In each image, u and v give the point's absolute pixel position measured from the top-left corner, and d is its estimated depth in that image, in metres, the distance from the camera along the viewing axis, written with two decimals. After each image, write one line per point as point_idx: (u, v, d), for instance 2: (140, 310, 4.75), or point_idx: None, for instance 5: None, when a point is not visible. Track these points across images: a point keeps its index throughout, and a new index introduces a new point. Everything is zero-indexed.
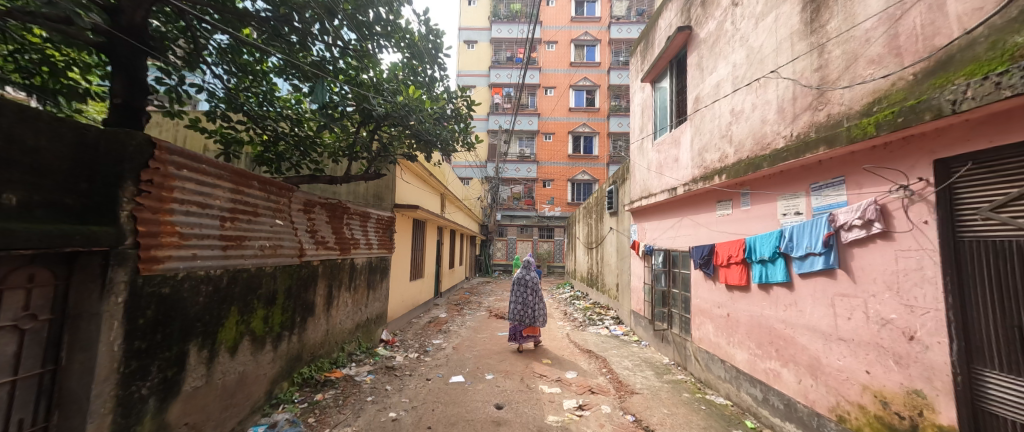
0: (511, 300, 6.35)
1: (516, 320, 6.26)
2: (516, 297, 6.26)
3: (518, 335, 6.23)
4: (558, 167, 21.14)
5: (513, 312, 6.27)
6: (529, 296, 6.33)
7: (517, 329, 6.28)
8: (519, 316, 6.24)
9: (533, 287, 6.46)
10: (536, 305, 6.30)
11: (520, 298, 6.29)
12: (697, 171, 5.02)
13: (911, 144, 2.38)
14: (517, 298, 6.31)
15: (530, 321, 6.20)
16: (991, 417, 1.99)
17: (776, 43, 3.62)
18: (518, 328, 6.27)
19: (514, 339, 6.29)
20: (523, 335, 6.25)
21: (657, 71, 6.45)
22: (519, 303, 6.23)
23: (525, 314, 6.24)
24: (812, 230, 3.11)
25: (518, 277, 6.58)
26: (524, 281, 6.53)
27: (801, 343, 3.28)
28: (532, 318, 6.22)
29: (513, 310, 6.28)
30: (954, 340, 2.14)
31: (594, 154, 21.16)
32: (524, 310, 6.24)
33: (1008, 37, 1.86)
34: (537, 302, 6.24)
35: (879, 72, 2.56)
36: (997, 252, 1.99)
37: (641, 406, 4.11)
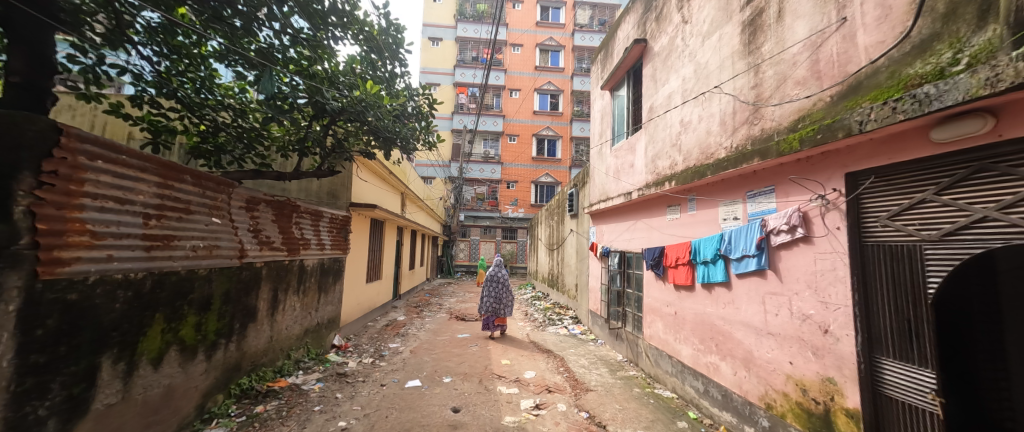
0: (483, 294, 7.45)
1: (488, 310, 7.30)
2: (489, 290, 7.24)
3: (490, 324, 7.24)
4: (521, 169, 21.30)
5: (486, 304, 7.30)
6: (500, 290, 7.35)
7: (490, 319, 7.23)
8: (491, 307, 7.27)
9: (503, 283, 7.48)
10: (506, 298, 7.33)
11: (491, 291, 7.34)
12: (650, 177, 5.31)
13: (828, 158, 2.68)
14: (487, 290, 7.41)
15: (500, 312, 7.20)
16: (887, 399, 2.28)
17: (719, 60, 3.92)
18: (490, 318, 7.25)
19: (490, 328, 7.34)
20: (495, 324, 7.22)
21: (616, 80, 6.74)
22: (492, 296, 7.21)
23: (496, 306, 7.27)
24: (747, 234, 3.39)
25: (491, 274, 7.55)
26: (495, 277, 7.51)
27: (737, 338, 3.56)
28: (501, 310, 7.23)
29: (485, 301, 7.34)
30: (859, 332, 2.43)
31: (557, 157, 21.56)
32: (496, 302, 7.26)
33: (903, 68, 2.16)
34: (506, 295, 7.25)
35: (804, 93, 2.85)
36: (893, 255, 2.28)
37: (595, 403, 4.25)
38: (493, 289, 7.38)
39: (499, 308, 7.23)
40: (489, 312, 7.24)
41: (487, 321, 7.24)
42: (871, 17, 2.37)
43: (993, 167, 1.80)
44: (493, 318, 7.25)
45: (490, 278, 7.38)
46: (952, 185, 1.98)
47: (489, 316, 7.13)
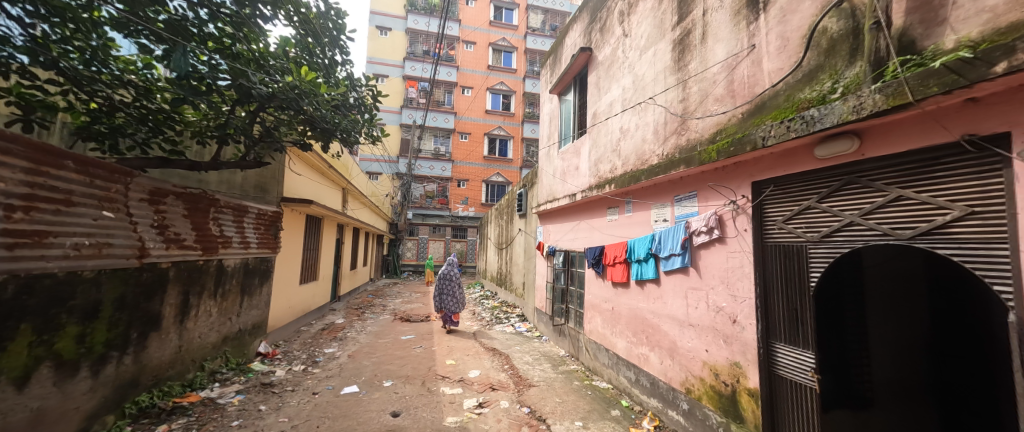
0: (435, 292, 7.84)
1: (442, 307, 7.76)
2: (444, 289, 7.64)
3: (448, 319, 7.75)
4: (472, 168, 21.12)
5: (441, 301, 7.73)
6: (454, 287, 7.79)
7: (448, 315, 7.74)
8: (446, 303, 7.75)
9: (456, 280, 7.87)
10: (459, 294, 7.84)
11: (444, 289, 7.79)
12: (593, 180, 5.58)
13: (739, 168, 3.02)
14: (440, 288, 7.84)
15: (453, 307, 7.72)
16: (779, 378, 2.64)
17: (654, 74, 4.23)
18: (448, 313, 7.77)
19: (447, 322, 7.84)
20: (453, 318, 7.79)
21: (563, 85, 6.97)
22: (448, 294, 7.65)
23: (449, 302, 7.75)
24: (674, 234, 3.71)
25: (444, 272, 7.85)
26: (447, 275, 7.86)
27: (664, 330, 3.88)
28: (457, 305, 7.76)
29: (439, 299, 7.76)
30: (759, 321, 2.77)
31: (508, 157, 21.71)
32: (449, 298, 7.75)
33: (795, 93, 2.50)
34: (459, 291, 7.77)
35: (721, 109, 3.19)
36: (786, 253, 2.63)
37: (536, 397, 4.37)
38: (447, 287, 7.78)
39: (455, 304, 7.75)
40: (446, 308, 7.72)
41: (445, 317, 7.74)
42: (773, 45, 2.71)
43: (857, 181, 2.15)
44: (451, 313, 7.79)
45: (444, 277, 7.70)
46: (828, 196, 2.33)
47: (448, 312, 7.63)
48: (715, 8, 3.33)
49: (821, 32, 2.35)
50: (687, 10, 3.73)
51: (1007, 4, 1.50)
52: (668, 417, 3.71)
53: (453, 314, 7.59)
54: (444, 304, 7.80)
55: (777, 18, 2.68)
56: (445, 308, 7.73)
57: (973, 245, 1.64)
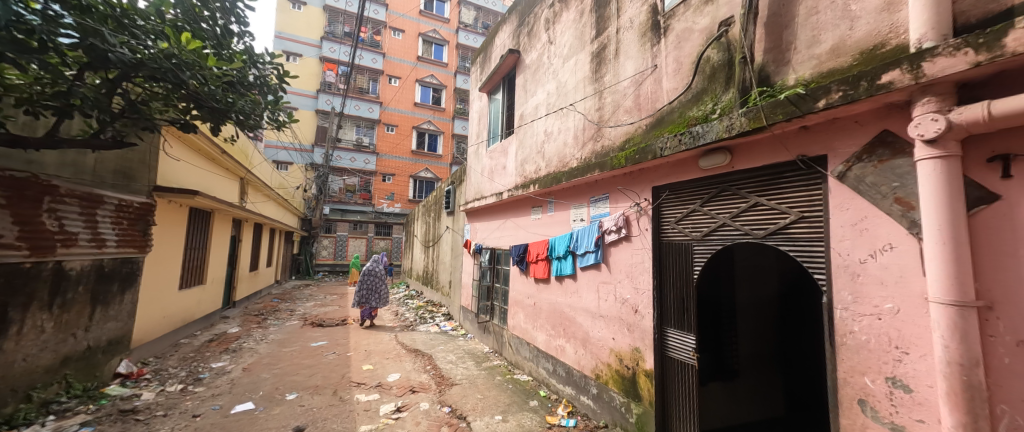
0: (358, 288, 8.10)
1: (362, 301, 7.99)
2: (366, 283, 8.00)
3: (366, 314, 7.97)
4: (398, 162, 19.99)
5: (361, 295, 8.00)
6: (376, 282, 8.19)
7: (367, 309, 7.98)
8: (366, 298, 8.03)
9: (379, 276, 8.32)
10: (381, 290, 8.27)
11: (368, 284, 8.09)
12: (518, 179, 5.73)
13: (642, 174, 3.37)
14: (363, 284, 8.08)
15: (374, 302, 8.02)
16: (669, 358, 3.02)
17: (574, 82, 4.49)
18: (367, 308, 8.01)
19: (364, 318, 8.00)
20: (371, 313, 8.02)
21: (492, 84, 7.03)
22: (369, 288, 8.00)
23: (370, 297, 8.05)
24: (588, 233, 3.99)
25: (368, 269, 8.30)
26: (372, 271, 8.32)
27: (578, 322, 4.17)
28: (378, 300, 8.09)
29: (361, 294, 8.03)
30: (655, 309, 3.14)
31: (437, 153, 21.16)
32: (372, 294, 8.08)
33: (685, 111, 2.88)
34: (381, 286, 8.15)
35: (629, 119, 3.52)
36: (677, 250, 3.00)
37: (458, 396, 4.35)
38: (369, 282, 8.16)
39: (375, 298, 8.07)
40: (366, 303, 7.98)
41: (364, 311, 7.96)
42: (671, 67, 3.08)
43: (728, 188, 2.55)
44: (369, 308, 8.03)
45: (367, 272, 8.13)
46: (709, 201, 2.73)
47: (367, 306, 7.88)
48: (627, 27, 3.65)
49: (706, 60, 2.74)
50: (604, 26, 4.02)
51: (827, 54, 1.92)
52: (580, 402, 3.99)
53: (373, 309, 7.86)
54: (365, 299, 8.05)
55: (674, 44, 3.05)
56: (368, 304, 8.01)
57: (803, 243, 2.05)
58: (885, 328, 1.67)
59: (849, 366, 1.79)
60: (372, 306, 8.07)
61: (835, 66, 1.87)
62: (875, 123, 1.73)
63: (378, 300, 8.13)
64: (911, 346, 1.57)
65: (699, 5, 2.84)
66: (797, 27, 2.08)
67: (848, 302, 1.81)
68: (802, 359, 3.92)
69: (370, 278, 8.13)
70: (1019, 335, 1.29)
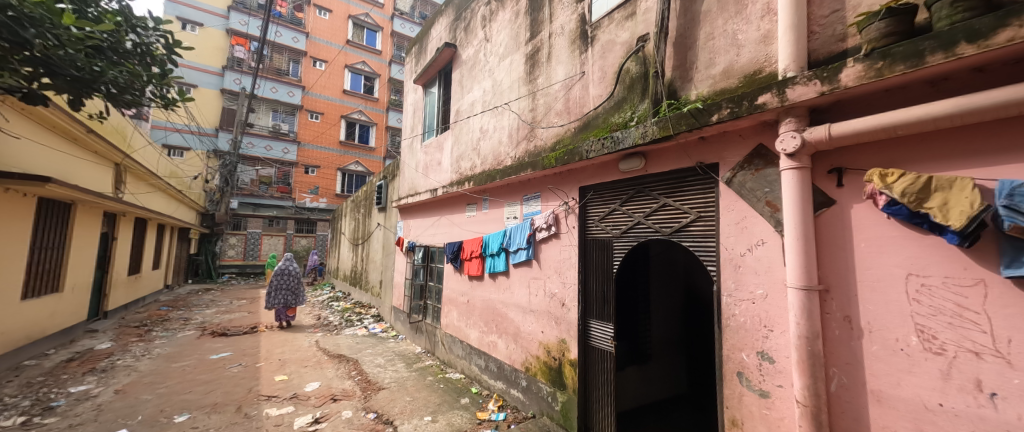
0: (269, 288, 7.66)
1: (276, 302, 7.60)
2: (279, 283, 7.61)
3: (280, 315, 7.62)
4: (325, 153, 18.35)
5: (274, 296, 7.60)
6: (292, 282, 7.84)
7: (281, 310, 7.62)
8: (280, 299, 7.65)
9: (294, 275, 7.96)
10: (297, 289, 7.92)
11: (281, 284, 7.71)
12: (453, 176, 5.65)
13: (570, 175, 3.55)
14: (275, 285, 7.68)
15: (289, 302, 7.68)
16: (591, 348, 3.22)
17: (509, 82, 4.56)
18: (281, 309, 7.65)
19: (278, 319, 7.64)
20: (287, 313, 7.69)
21: (428, 77, 6.82)
22: (283, 288, 7.63)
23: (285, 297, 7.69)
24: (520, 231, 4.09)
25: (280, 268, 7.86)
26: (286, 270, 7.90)
27: (510, 317, 4.25)
28: (294, 300, 7.77)
29: (273, 295, 7.62)
30: (579, 302, 3.33)
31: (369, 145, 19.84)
32: (287, 293, 7.71)
33: (608, 117, 3.09)
34: (297, 285, 7.84)
35: (560, 122, 3.67)
36: (600, 246, 3.22)
37: (385, 400, 4.16)
38: (283, 282, 7.77)
39: (291, 298, 7.74)
40: (279, 303, 7.61)
41: (278, 312, 7.60)
42: (596, 75, 3.27)
43: (643, 190, 2.80)
44: (285, 309, 7.69)
45: (280, 271, 7.72)
46: (627, 201, 2.96)
47: (281, 307, 7.54)
48: (558, 33, 3.80)
49: (625, 71, 2.97)
50: (537, 29, 4.13)
51: (719, 75, 2.21)
52: (510, 395, 4.08)
53: (288, 309, 7.54)
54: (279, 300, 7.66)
55: (600, 53, 3.26)
56: (280, 304, 7.59)
57: (700, 239, 2.34)
58: (757, 310, 1.98)
59: (731, 344, 2.10)
60: (286, 307, 7.67)
61: (726, 86, 2.17)
62: (754, 137, 2.04)
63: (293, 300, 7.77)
64: (775, 324, 1.89)
65: (621, 20, 3.06)
66: (698, 49, 2.36)
67: (732, 289, 2.11)
68: (704, 337, 4.43)
69: (283, 277, 7.76)
70: (846, 311, 1.63)
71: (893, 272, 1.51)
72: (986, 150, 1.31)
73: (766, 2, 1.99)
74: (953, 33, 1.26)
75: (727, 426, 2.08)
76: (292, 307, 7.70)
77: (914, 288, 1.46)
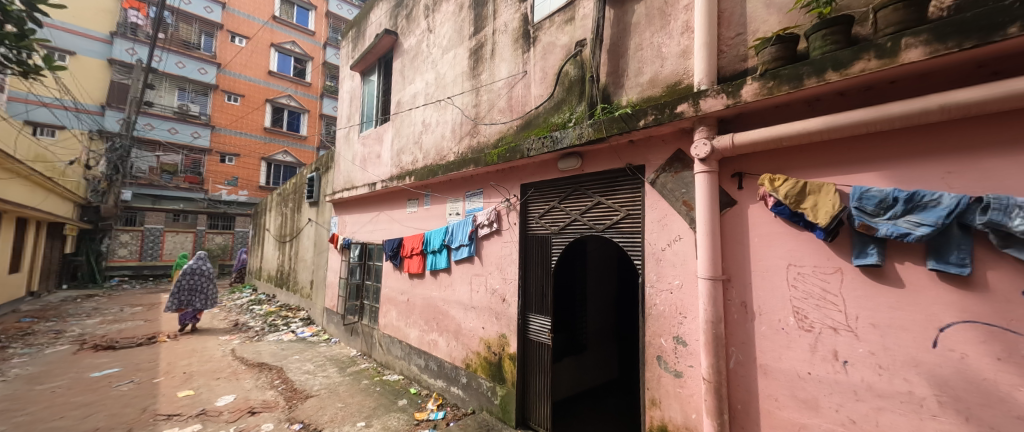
0: (174, 289, 6.80)
1: (182, 304, 6.81)
2: (189, 284, 6.84)
3: (187, 318, 6.87)
4: (248, 140, 16.31)
5: (179, 298, 6.79)
6: (203, 282, 7.09)
7: (188, 313, 6.87)
8: (188, 301, 6.87)
9: (206, 274, 7.20)
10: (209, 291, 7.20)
11: (191, 284, 6.92)
12: (394, 170, 5.41)
13: (512, 172, 3.59)
14: (182, 285, 6.84)
15: (198, 305, 6.96)
16: (529, 341, 3.32)
17: (453, 75, 4.47)
18: (188, 312, 6.89)
19: (181, 322, 6.87)
20: (195, 316, 6.97)
21: (367, 64, 6.43)
22: (194, 289, 6.89)
23: (194, 299, 6.93)
24: (463, 227, 4.05)
25: (190, 266, 7.03)
26: (196, 269, 7.09)
27: (451, 314, 4.20)
28: (204, 302, 7.05)
29: (179, 296, 6.80)
30: (519, 297, 3.41)
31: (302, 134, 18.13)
32: (198, 295, 6.97)
33: (549, 117, 3.19)
34: (210, 287, 7.13)
35: (502, 119, 3.70)
36: (540, 242, 3.31)
37: (313, 409, 3.88)
38: (192, 282, 6.98)
39: (202, 300, 7.02)
40: (186, 306, 6.84)
41: (183, 315, 6.85)
42: (538, 75, 3.35)
43: (579, 189, 2.94)
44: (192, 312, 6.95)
45: (191, 271, 6.93)
46: (565, 198, 3.08)
47: (189, 310, 6.81)
48: (502, 31, 3.81)
49: (565, 74, 3.08)
50: (481, 25, 4.10)
51: (646, 83, 2.39)
52: (450, 393, 4.05)
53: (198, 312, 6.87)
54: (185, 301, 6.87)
55: (541, 54, 3.33)
56: (190, 306, 6.83)
57: (628, 235, 2.52)
58: (673, 299, 2.19)
59: (652, 331, 2.29)
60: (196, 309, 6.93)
61: (652, 94, 2.35)
62: (675, 142, 2.24)
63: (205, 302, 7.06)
64: (688, 311, 2.11)
65: (561, 23, 3.16)
66: (628, 58, 2.53)
67: (653, 281, 2.31)
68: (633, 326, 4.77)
69: (194, 277, 6.99)
70: (743, 297, 1.87)
71: (778, 263, 1.76)
72: (843, 162, 1.60)
73: (685, 20, 2.19)
74: (823, 61, 1.51)
75: (648, 405, 2.28)
76: (202, 310, 7.01)
77: (793, 277, 1.72)
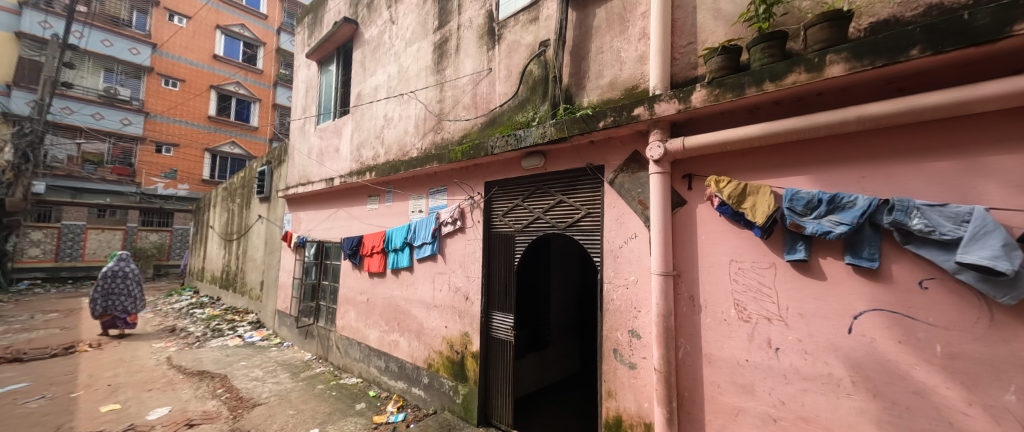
0: (94, 295, 6.13)
1: (108, 310, 6.23)
2: (113, 288, 6.22)
3: (117, 323, 6.32)
4: (189, 130, 14.94)
5: (103, 304, 6.19)
6: (129, 285, 6.45)
7: (118, 318, 6.32)
8: (114, 306, 6.28)
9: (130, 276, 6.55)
10: (136, 293, 6.59)
11: (112, 289, 6.26)
12: (353, 165, 5.19)
13: (476, 170, 3.57)
14: (101, 290, 6.18)
15: (128, 309, 6.41)
16: (492, 339, 3.32)
17: (416, 69, 4.36)
18: (117, 317, 6.33)
19: (110, 328, 6.31)
20: (128, 320, 6.45)
21: (324, 53, 6.11)
22: (120, 293, 6.30)
23: (121, 303, 6.35)
24: (426, 225, 3.97)
25: (108, 270, 6.31)
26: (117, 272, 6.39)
27: (413, 314, 4.11)
28: (134, 305, 6.50)
29: (102, 302, 6.18)
30: (482, 295, 3.40)
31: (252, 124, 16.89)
32: (123, 299, 6.35)
33: (513, 116, 3.20)
34: (138, 288, 6.54)
35: (467, 116, 3.66)
36: (504, 239, 3.31)
37: (261, 418, 3.64)
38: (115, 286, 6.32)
39: (131, 303, 6.47)
40: (114, 311, 6.27)
41: (112, 321, 6.29)
42: (503, 73, 3.35)
43: (542, 187, 2.98)
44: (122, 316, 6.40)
45: (112, 274, 6.25)
46: (529, 196, 3.10)
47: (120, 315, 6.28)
48: (466, 26, 3.76)
49: (528, 73, 3.11)
50: (446, 19, 4.03)
51: (606, 86, 2.47)
52: (412, 394, 3.96)
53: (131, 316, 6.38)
54: (111, 306, 6.27)
55: (505, 52, 3.34)
56: (113, 312, 6.23)
57: (588, 233, 2.59)
58: (629, 294, 2.29)
59: (609, 326, 2.38)
60: (123, 314, 6.35)
61: (611, 97, 2.43)
62: (632, 144, 2.33)
63: (132, 305, 6.47)
64: (642, 305, 2.21)
65: (525, 23, 3.19)
66: (589, 60, 2.60)
67: (611, 277, 2.40)
68: (594, 321, 4.90)
69: (114, 280, 6.29)
70: (691, 291, 1.99)
71: (722, 259, 1.89)
72: (779, 166, 1.75)
73: (642, 26, 2.29)
74: (762, 72, 1.63)
75: (604, 397, 2.36)
76: (134, 312, 6.49)
77: (734, 272, 1.86)
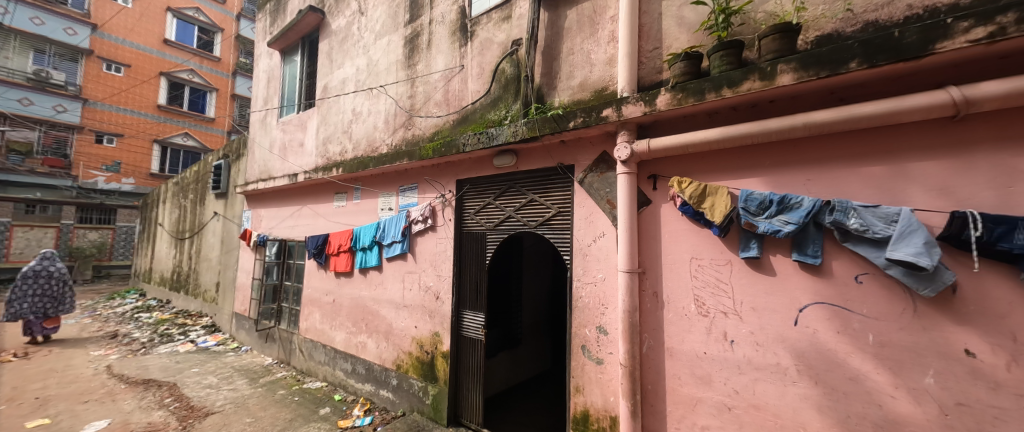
0: (10, 296, 5.57)
1: (24, 313, 5.61)
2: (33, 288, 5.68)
3: (33, 328, 5.68)
4: (136, 120, 13.76)
5: (20, 306, 5.59)
6: (52, 286, 5.92)
7: (35, 322, 5.68)
8: (33, 308, 5.69)
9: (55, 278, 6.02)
10: (62, 297, 6.03)
11: (32, 289, 5.72)
12: (319, 161, 4.97)
13: (448, 167, 3.53)
14: (19, 290, 5.64)
15: (48, 312, 5.81)
16: (463, 338, 3.29)
17: (386, 63, 4.23)
18: (34, 322, 5.69)
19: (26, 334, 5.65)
20: (46, 326, 5.80)
21: (288, 43, 5.80)
22: (41, 294, 5.75)
23: (41, 305, 5.76)
24: (395, 223, 3.87)
25: (30, 269, 5.80)
26: (40, 272, 5.88)
27: (381, 314, 4.00)
28: (56, 308, 5.91)
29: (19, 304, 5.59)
30: (453, 294, 3.36)
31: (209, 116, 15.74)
32: (43, 301, 5.78)
33: (485, 114, 3.18)
34: (63, 291, 6.00)
35: (438, 112, 3.60)
36: (475, 238, 3.29)
37: (214, 427, 3.43)
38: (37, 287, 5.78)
39: (53, 307, 5.88)
40: (31, 314, 5.66)
41: (28, 325, 5.64)
42: (475, 70, 3.32)
43: (514, 186, 2.98)
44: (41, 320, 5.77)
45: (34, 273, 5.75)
46: (500, 195, 3.09)
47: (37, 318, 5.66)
48: (438, 21, 3.70)
49: (501, 71, 3.11)
50: (417, 13, 3.94)
51: (577, 87, 2.51)
52: (379, 397, 3.86)
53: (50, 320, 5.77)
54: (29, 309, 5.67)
55: (478, 50, 3.31)
56: (29, 314, 5.62)
57: (558, 231, 2.62)
58: (597, 291, 2.34)
59: (578, 323, 2.43)
60: (41, 317, 5.73)
61: (581, 98, 2.47)
62: (601, 144, 2.38)
63: (54, 308, 5.88)
64: (609, 302, 2.27)
65: (498, 21, 3.18)
66: (561, 61, 2.63)
67: (579, 274, 2.44)
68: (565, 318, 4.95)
69: (36, 280, 5.78)
70: (655, 288, 2.06)
71: (684, 256, 1.97)
72: (735, 168, 1.85)
73: (611, 30, 2.35)
74: (721, 79, 1.72)
75: (572, 392, 2.41)
76: (55, 317, 5.87)
77: (694, 269, 1.94)
